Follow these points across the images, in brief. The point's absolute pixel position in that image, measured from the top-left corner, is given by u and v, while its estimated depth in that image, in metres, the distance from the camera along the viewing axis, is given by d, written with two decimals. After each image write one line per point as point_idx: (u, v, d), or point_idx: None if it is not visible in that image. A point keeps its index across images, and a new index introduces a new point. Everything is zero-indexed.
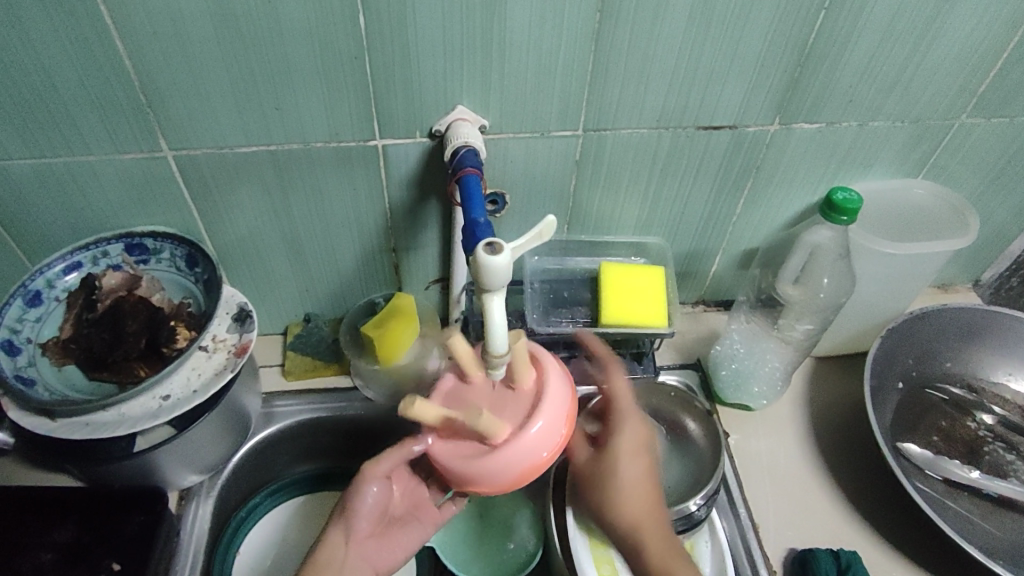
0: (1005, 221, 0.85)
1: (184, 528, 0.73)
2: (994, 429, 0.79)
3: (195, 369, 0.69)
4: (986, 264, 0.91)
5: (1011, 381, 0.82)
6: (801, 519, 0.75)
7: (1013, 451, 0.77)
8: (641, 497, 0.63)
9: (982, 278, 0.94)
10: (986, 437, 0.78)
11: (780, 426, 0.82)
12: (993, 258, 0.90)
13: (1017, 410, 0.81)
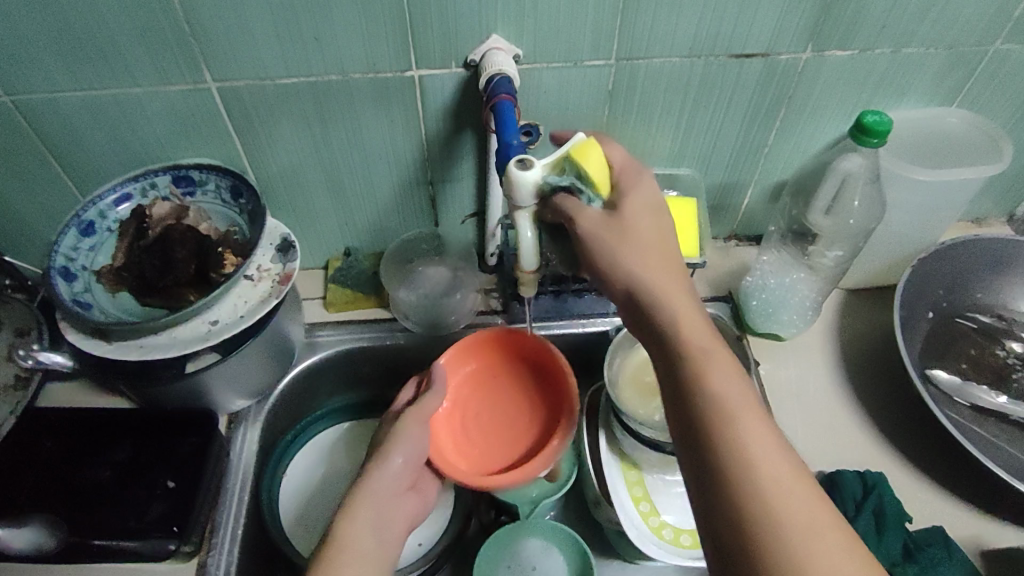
0: None
1: (234, 449, 0.76)
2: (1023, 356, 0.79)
3: (241, 296, 0.72)
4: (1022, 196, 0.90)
5: None
6: (829, 443, 0.77)
7: None
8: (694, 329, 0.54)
9: (1017, 212, 0.92)
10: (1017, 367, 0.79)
11: (811, 355, 0.83)
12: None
13: None
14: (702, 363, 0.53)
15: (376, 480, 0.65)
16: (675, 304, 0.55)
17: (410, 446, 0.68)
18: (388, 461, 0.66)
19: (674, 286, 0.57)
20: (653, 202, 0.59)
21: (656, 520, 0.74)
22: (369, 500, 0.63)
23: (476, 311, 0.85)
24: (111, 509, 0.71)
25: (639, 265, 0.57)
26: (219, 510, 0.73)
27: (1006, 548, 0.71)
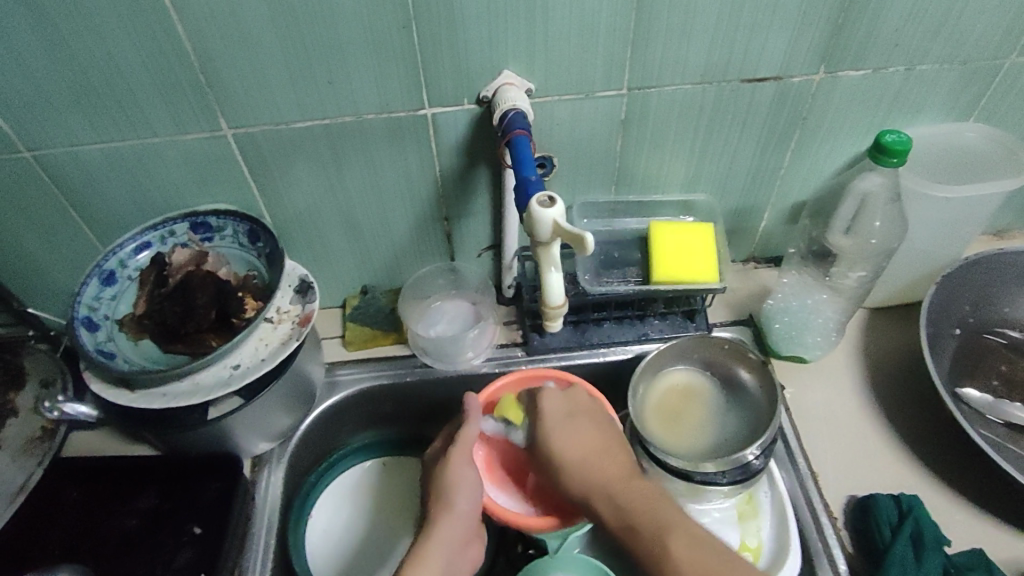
0: None
1: (258, 492, 0.77)
2: None
3: (262, 339, 0.72)
4: None
5: None
6: (860, 466, 0.76)
7: None
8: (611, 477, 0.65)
9: None
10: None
11: (835, 376, 0.83)
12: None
13: None
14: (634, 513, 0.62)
15: (447, 523, 0.66)
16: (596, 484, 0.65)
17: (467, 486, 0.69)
18: (452, 507, 0.68)
19: (563, 413, 0.71)
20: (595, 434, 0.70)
21: None
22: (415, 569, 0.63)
23: (498, 344, 0.85)
24: (136, 555, 0.71)
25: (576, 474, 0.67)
26: (246, 556, 0.73)
27: None
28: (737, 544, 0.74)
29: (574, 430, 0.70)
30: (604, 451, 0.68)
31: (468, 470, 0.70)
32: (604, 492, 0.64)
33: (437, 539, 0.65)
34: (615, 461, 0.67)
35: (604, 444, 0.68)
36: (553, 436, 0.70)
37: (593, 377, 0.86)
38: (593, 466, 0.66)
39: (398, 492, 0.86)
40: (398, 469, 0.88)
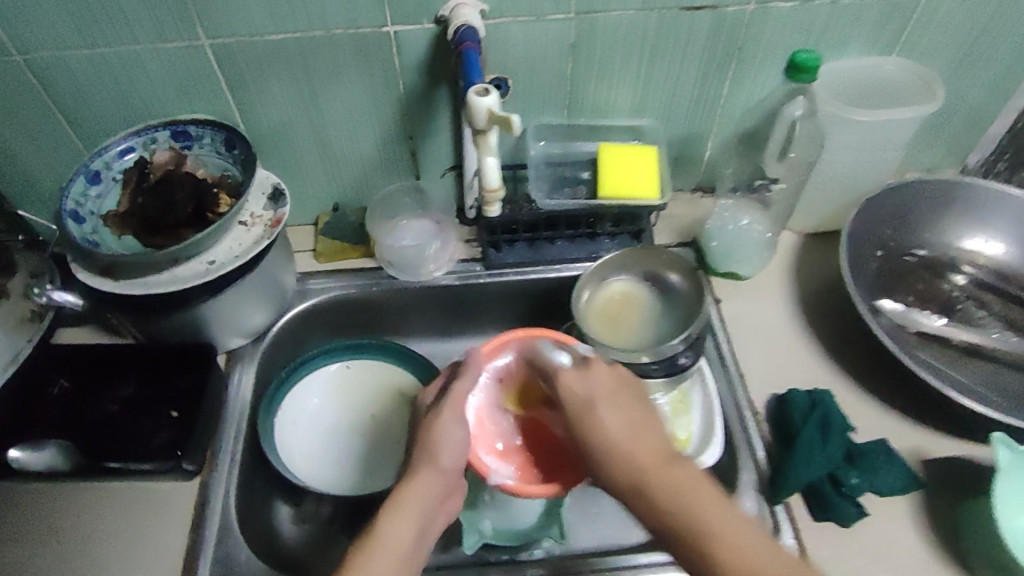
0: (981, 99, 0.90)
1: (231, 384, 0.83)
2: (968, 289, 0.87)
3: (236, 239, 0.78)
4: (970, 144, 0.96)
5: (987, 245, 0.89)
6: (783, 367, 0.83)
7: (984, 308, 0.85)
8: (641, 451, 0.60)
9: (966, 162, 0.99)
10: (960, 298, 0.86)
11: (767, 290, 0.90)
12: (977, 141, 0.96)
13: (990, 271, 0.88)
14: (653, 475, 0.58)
15: (416, 488, 0.63)
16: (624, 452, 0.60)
17: (450, 445, 0.66)
18: (435, 463, 0.64)
19: (584, 396, 0.64)
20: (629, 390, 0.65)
21: None
22: (379, 542, 0.59)
23: (459, 260, 0.92)
24: (118, 434, 0.77)
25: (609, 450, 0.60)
26: (219, 437, 0.79)
27: (947, 460, 0.75)
28: (669, 437, 0.79)
29: (603, 416, 0.62)
30: (643, 431, 0.61)
31: (457, 428, 0.67)
32: (647, 485, 0.57)
33: (411, 495, 0.62)
34: (648, 451, 0.60)
35: (633, 427, 0.61)
36: (592, 426, 0.62)
37: (546, 292, 0.92)
38: (631, 457, 0.59)
39: (363, 394, 0.89)
40: (363, 373, 0.90)
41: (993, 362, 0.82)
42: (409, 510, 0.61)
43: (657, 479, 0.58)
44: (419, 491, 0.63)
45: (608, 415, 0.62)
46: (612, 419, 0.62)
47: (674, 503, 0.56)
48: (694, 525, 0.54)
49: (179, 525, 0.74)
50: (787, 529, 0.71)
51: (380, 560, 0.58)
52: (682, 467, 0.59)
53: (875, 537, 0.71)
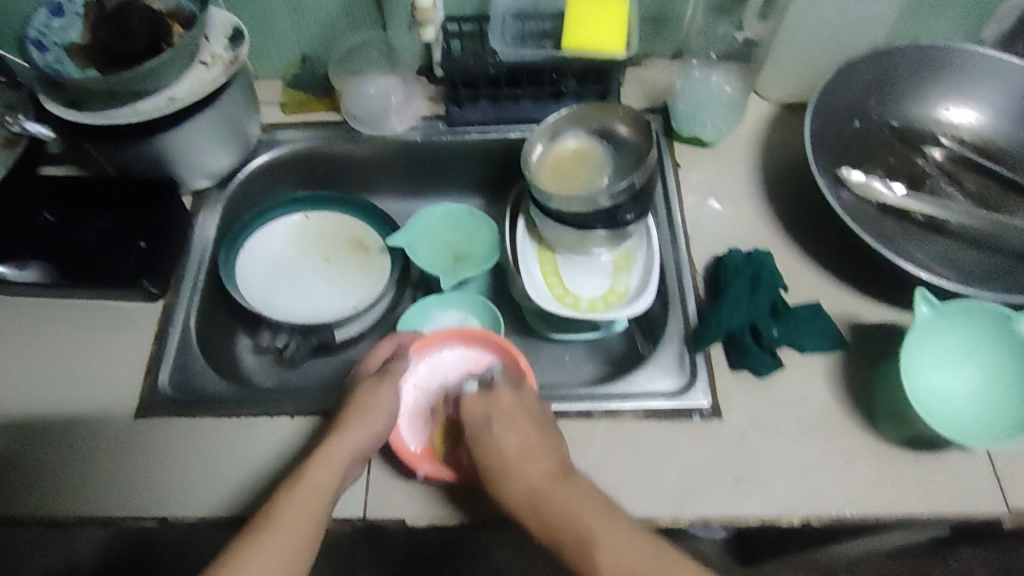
0: None
1: (196, 223, 0.88)
2: (942, 165, 0.82)
3: (196, 78, 0.81)
4: (986, 16, 0.89)
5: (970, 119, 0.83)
6: (729, 233, 0.82)
7: (954, 184, 0.81)
8: (530, 485, 0.65)
9: (983, 37, 0.92)
10: (932, 174, 0.82)
11: (730, 159, 0.87)
12: (993, 15, 0.88)
13: (970, 147, 0.83)
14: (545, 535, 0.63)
15: (346, 437, 0.67)
16: (511, 470, 0.66)
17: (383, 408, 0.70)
18: (366, 422, 0.69)
19: (482, 420, 0.71)
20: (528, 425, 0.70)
21: (562, 289, 0.82)
22: (302, 489, 0.63)
23: (421, 118, 0.92)
24: (93, 258, 0.84)
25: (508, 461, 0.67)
26: (182, 264, 0.85)
27: (876, 324, 0.76)
28: (607, 288, 0.82)
29: (499, 433, 0.69)
30: (533, 448, 0.68)
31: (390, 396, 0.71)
32: (540, 498, 0.64)
33: (337, 446, 0.66)
34: (541, 469, 0.66)
35: (527, 448, 0.68)
36: (485, 440, 0.69)
37: (506, 154, 0.92)
38: (524, 482, 0.66)
39: (325, 241, 0.91)
40: (325, 222, 0.92)
41: (951, 238, 0.79)
42: (334, 453, 0.66)
43: (561, 515, 0.62)
44: (345, 440, 0.67)
45: (500, 433, 0.69)
46: (508, 436, 0.68)
47: (580, 533, 0.60)
48: (581, 535, 0.60)
49: (142, 338, 0.81)
50: (703, 375, 0.75)
51: (295, 497, 0.63)
52: (579, 483, 0.65)
53: (786, 390, 0.73)
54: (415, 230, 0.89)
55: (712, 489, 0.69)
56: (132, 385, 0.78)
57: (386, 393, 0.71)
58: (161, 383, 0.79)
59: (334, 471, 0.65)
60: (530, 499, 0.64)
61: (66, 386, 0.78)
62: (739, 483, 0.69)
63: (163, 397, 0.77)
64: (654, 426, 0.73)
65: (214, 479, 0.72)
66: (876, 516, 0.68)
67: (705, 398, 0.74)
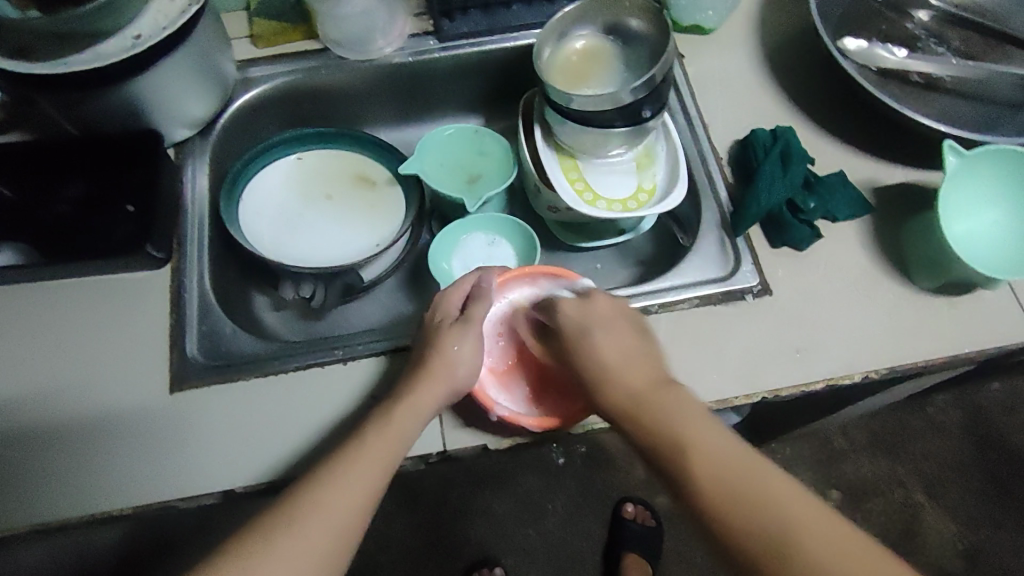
0: None
1: (186, 178, 0.80)
2: (928, 27, 0.85)
3: (161, 11, 0.71)
4: None
5: None
6: (744, 117, 0.83)
7: (943, 44, 0.84)
8: (646, 389, 0.61)
9: None
10: (922, 36, 0.84)
11: (730, 43, 0.88)
12: None
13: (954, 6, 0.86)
14: (672, 452, 0.56)
15: (432, 380, 0.64)
16: (636, 381, 0.62)
17: (465, 360, 0.66)
18: (450, 360, 0.65)
19: (602, 316, 0.66)
20: (631, 336, 0.65)
21: (591, 194, 0.81)
22: (383, 436, 0.61)
23: (409, 36, 0.86)
24: (74, 234, 0.74)
25: (625, 376, 0.62)
26: (181, 226, 0.77)
27: (896, 186, 0.79)
28: (635, 187, 0.81)
29: (602, 338, 0.65)
30: (642, 362, 0.63)
31: (469, 347, 0.67)
32: (641, 411, 0.59)
33: (415, 398, 0.63)
34: (642, 380, 0.62)
35: (628, 353, 0.64)
36: (596, 347, 0.64)
37: (504, 65, 0.89)
38: (625, 390, 0.61)
39: (328, 179, 0.87)
40: (325, 159, 0.88)
41: (950, 94, 0.80)
42: (413, 402, 0.63)
43: (691, 442, 0.56)
44: (435, 382, 0.64)
45: (603, 337, 0.65)
46: (618, 340, 0.64)
47: (705, 459, 0.55)
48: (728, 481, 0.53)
49: (150, 309, 0.72)
50: (746, 256, 0.76)
51: (376, 446, 0.61)
52: (686, 397, 0.60)
53: (827, 259, 0.76)
54: (425, 154, 0.86)
55: (779, 360, 0.71)
56: (156, 359, 0.70)
57: (470, 344, 0.67)
58: (190, 352, 0.71)
59: (418, 422, 0.63)
60: (672, 424, 0.58)
61: (72, 374, 0.69)
62: (800, 351, 0.71)
63: (196, 366, 0.70)
64: (711, 312, 0.73)
65: (279, 443, 0.66)
66: (926, 361, 0.71)
67: (752, 278, 0.75)
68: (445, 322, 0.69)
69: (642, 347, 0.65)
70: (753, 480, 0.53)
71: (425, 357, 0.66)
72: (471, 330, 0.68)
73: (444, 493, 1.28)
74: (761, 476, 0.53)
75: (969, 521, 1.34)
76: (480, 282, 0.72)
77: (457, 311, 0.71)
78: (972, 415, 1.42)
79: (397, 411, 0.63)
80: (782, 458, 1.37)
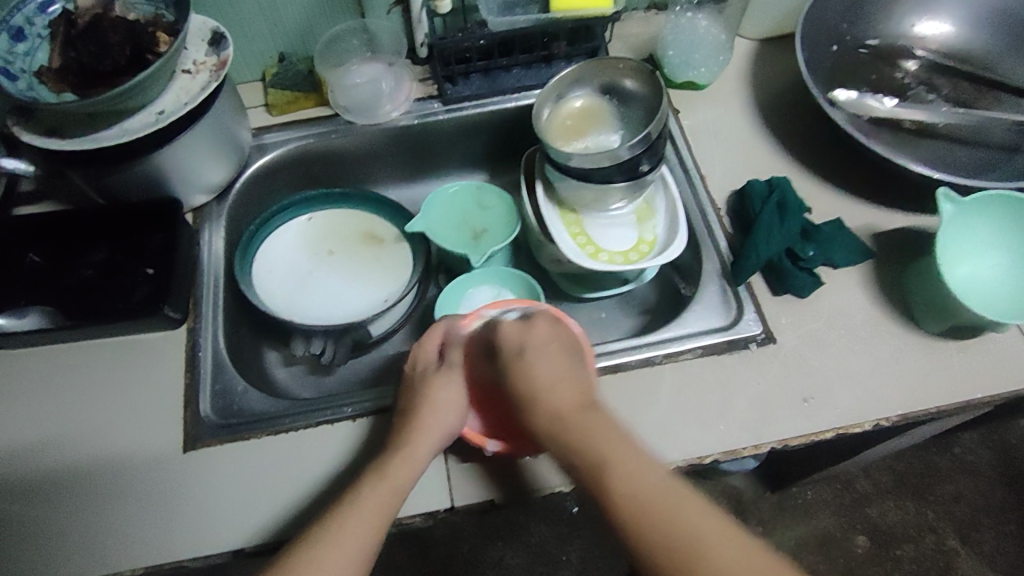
0: None
1: (202, 241, 0.84)
2: (918, 76, 0.86)
3: (182, 88, 0.76)
4: None
5: (937, 31, 0.89)
6: (741, 168, 0.85)
7: (933, 92, 0.85)
8: (568, 407, 0.61)
9: None
10: (911, 84, 0.86)
11: (724, 98, 0.90)
12: None
13: (941, 55, 0.88)
14: (594, 475, 0.56)
15: (424, 431, 0.65)
16: (545, 395, 0.62)
17: (448, 401, 0.68)
18: (434, 404, 0.67)
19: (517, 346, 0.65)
20: (562, 368, 0.64)
21: (593, 247, 0.82)
22: (381, 488, 0.62)
23: (415, 99, 0.90)
24: (97, 296, 0.78)
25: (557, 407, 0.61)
26: (197, 287, 0.80)
27: (895, 231, 0.80)
28: (636, 239, 0.83)
29: (538, 363, 0.64)
30: (567, 383, 0.63)
31: (450, 390, 0.69)
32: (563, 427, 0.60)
33: (417, 445, 0.65)
34: (568, 400, 0.62)
35: (561, 377, 0.63)
36: (531, 369, 0.64)
37: (506, 125, 0.92)
38: (553, 416, 0.61)
39: (339, 238, 0.90)
40: (336, 219, 0.91)
41: (945, 140, 0.81)
42: (410, 453, 0.65)
43: (613, 471, 0.55)
44: (426, 435, 0.65)
45: (541, 363, 0.64)
46: (543, 370, 0.63)
47: (598, 482, 0.55)
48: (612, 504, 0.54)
49: (168, 369, 0.75)
50: (750, 304, 0.77)
51: (373, 498, 0.62)
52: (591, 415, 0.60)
53: (829, 305, 0.76)
54: (431, 211, 0.89)
55: (783, 408, 0.71)
56: (171, 419, 0.72)
57: (454, 385, 0.70)
58: (205, 411, 0.73)
59: (410, 475, 0.64)
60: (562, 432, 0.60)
61: (90, 434, 0.71)
62: (808, 400, 0.71)
63: (209, 425, 0.72)
64: (715, 361, 0.74)
65: (289, 501, 0.67)
66: (939, 406, 0.70)
67: (755, 326, 0.75)
68: (429, 371, 0.71)
69: (578, 375, 0.64)
70: (642, 495, 0.54)
71: (411, 410, 0.68)
72: (457, 377, 0.71)
73: (455, 546, 1.27)
74: (682, 516, 0.52)
75: (1007, 567, 1.29)
76: (451, 327, 0.74)
77: (436, 361, 0.73)
78: (1001, 456, 1.38)
79: (398, 464, 0.64)
80: (805, 503, 1.34)
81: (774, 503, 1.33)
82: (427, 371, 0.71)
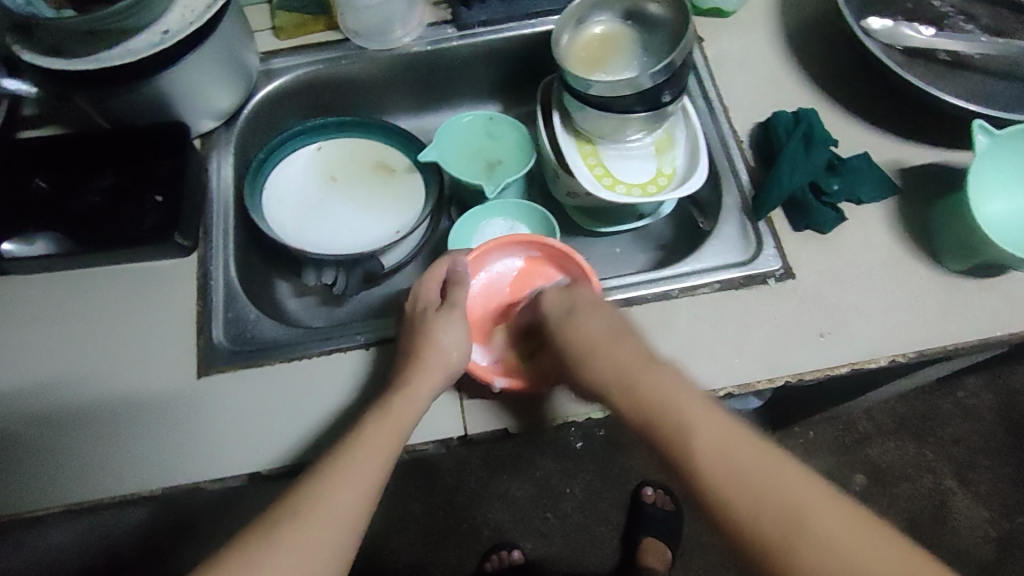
0: None
1: (211, 168, 0.82)
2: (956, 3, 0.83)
3: (187, 7, 0.72)
4: None
5: None
6: (766, 100, 0.82)
7: (971, 21, 0.82)
8: (623, 367, 0.60)
9: None
10: (948, 13, 0.82)
11: (751, 26, 0.87)
12: None
13: None
14: (668, 432, 0.54)
15: (430, 371, 0.65)
16: (596, 343, 0.63)
17: (452, 343, 0.67)
18: (436, 343, 0.66)
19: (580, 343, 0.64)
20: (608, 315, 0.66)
21: (610, 179, 0.80)
22: (388, 424, 0.62)
23: (428, 24, 0.87)
24: (106, 222, 0.76)
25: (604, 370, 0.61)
26: (205, 214, 0.79)
27: (921, 166, 0.78)
28: (654, 171, 0.81)
29: (576, 321, 0.66)
30: (614, 336, 0.63)
31: (450, 330, 0.68)
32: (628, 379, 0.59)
33: (424, 381, 0.64)
34: (628, 351, 0.61)
35: (614, 329, 0.64)
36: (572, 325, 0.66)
37: (522, 53, 0.89)
38: (616, 372, 0.60)
39: (349, 166, 0.88)
40: (346, 148, 0.89)
41: (981, 73, 0.78)
42: (415, 392, 0.64)
43: (687, 414, 0.54)
44: (430, 374, 0.65)
45: (584, 317, 0.66)
46: (589, 323, 0.65)
47: (677, 430, 0.54)
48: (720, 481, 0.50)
49: (177, 298, 0.74)
50: (769, 240, 0.75)
51: (383, 430, 0.62)
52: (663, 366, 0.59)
53: (850, 241, 0.75)
54: (445, 142, 0.86)
55: (799, 342, 0.70)
56: (184, 347, 0.71)
57: (454, 327, 0.68)
58: (217, 336, 0.72)
59: (415, 412, 0.64)
60: (627, 386, 0.59)
61: (101, 361, 0.71)
62: (825, 335, 0.70)
63: (222, 351, 0.71)
64: (731, 297, 0.73)
65: (302, 427, 0.68)
66: (955, 344, 0.70)
67: (774, 262, 0.74)
68: (430, 309, 0.70)
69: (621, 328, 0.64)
70: (718, 455, 0.51)
71: (415, 346, 0.67)
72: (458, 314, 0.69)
73: (460, 478, 1.30)
74: (768, 471, 0.50)
75: (1001, 508, 1.31)
76: (454, 266, 0.73)
77: (437, 300, 0.72)
78: (1004, 401, 1.39)
79: (400, 401, 0.63)
80: (806, 443, 1.35)
81: (777, 440, 1.35)
82: (425, 310, 0.70)
